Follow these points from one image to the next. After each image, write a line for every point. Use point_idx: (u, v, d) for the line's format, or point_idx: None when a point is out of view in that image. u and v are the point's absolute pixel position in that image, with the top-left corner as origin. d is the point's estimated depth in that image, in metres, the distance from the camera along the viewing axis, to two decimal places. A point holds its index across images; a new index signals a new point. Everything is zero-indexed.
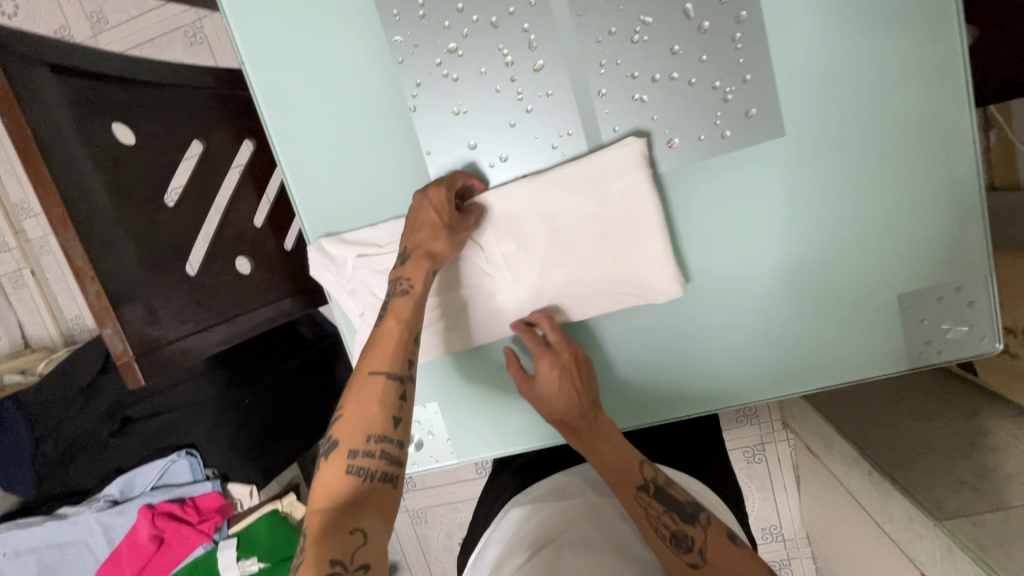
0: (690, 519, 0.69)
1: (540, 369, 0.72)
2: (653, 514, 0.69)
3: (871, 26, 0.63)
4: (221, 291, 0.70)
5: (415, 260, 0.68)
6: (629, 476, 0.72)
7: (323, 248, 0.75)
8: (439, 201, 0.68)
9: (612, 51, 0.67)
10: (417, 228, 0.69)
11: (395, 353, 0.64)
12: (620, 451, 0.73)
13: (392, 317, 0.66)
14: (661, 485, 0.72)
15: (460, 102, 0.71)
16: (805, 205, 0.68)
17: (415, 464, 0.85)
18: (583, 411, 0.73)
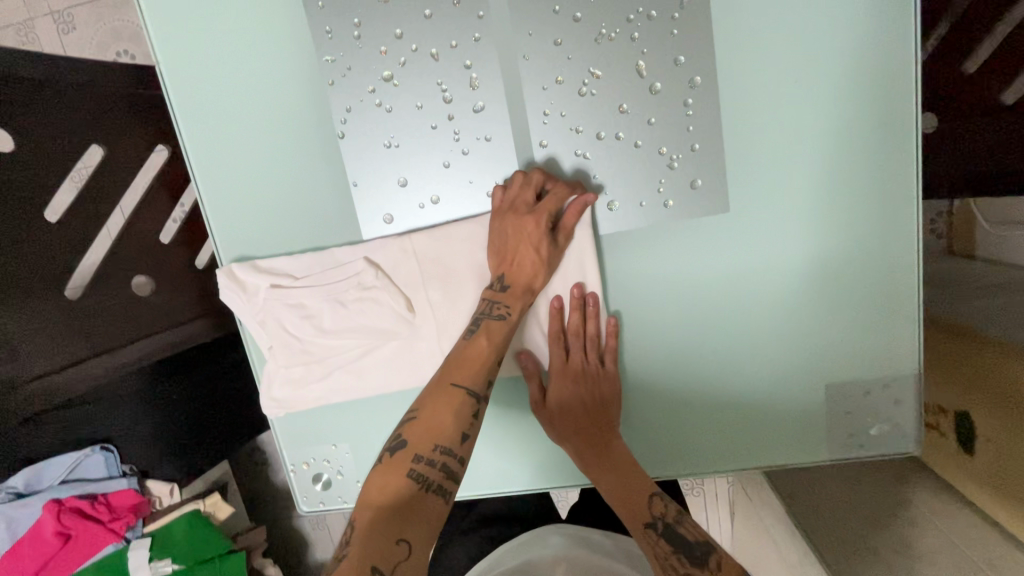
0: (699, 562, 0.59)
1: (552, 394, 0.68)
2: (661, 554, 0.61)
3: (823, 110, 0.60)
4: (107, 317, 0.71)
5: (519, 293, 0.63)
6: (633, 513, 0.64)
7: (233, 273, 0.70)
8: (537, 237, 0.62)
9: (557, 101, 0.62)
10: (514, 255, 0.63)
11: (481, 369, 0.60)
12: (631, 486, 0.65)
13: (484, 336, 0.61)
14: (673, 523, 0.63)
15: (393, 135, 0.66)
16: (743, 285, 0.65)
17: (323, 502, 0.80)
18: (597, 433, 0.67)
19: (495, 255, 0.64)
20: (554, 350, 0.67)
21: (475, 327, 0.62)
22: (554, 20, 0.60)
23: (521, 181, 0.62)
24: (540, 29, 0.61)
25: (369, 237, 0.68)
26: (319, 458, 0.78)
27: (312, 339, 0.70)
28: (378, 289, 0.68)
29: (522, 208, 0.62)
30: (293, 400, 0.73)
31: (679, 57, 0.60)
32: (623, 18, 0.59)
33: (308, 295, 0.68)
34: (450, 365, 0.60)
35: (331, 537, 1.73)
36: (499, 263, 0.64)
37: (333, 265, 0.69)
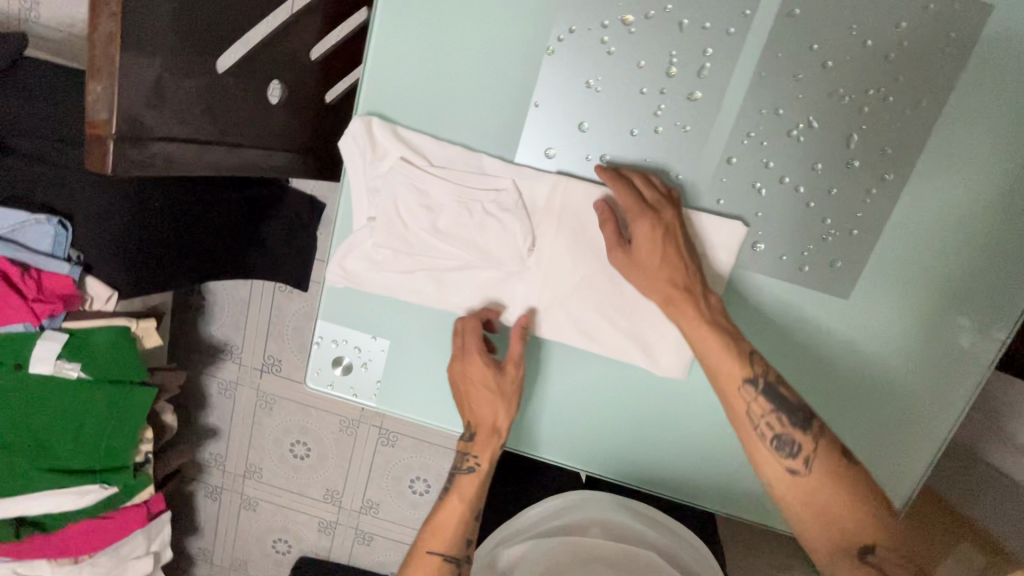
0: (801, 426, 0.58)
1: (639, 235, 0.61)
2: (755, 413, 0.59)
3: (969, 255, 0.64)
4: (240, 106, 0.59)
5: (488, 438, 0.68)
6: (727, 371, 0.60)
7: (369, 127, 0.64)
8: (488, 383, 0.66)
9: (765, 129, 0.63)
10: (481, 409, 0.67)
11: (454, 534, 0.67)
12: (727, 345, 0.60)
13: (455, 496, 0.68)
14: (773, 381, 0.60)
15: (598, 78, 0.63)
16: (821, 368, 0.69)
17: (331, 386, 0.76)
18: (685, 276, 0.61)
19: (462, 410, 0.69)
20: (630, 197, 0.61)
21: (449, 485, 0.69)
22: (804, 55, 0.60)
23: (459, 371, 0.67)
24: (789, 55, 0.60)
25: (522, 161, 0.65)
26: (349, 342, 0.74)
27: (418, 231, 0.66)
28: (512, 214, 0.65)
29: (483, 371, 0.65)
30: (362, 278, 0.69)
31: (887, 148, 0.62)
32: (863, 87, 0.61)
33: (438, 186, 0.64)
34: (429, 526, 0.68)
35: (233, 408, 1.64)
36: (471, 415, 0.68)
37: (475, 170, 0.65)
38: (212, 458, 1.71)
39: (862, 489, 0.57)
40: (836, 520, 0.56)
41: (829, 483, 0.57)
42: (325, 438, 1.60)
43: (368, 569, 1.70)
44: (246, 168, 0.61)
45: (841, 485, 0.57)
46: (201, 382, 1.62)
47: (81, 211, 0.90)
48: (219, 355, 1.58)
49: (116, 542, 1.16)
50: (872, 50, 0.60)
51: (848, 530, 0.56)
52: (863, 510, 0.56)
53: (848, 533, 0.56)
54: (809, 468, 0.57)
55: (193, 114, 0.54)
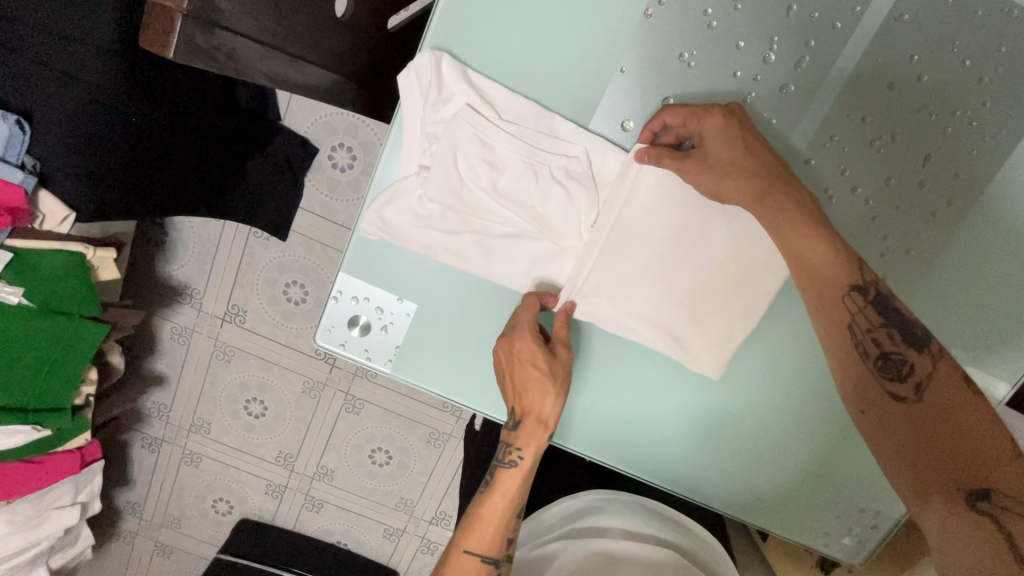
0: (915, 346, 0.51)
1: (704, 131, 0.56)
2: (858, 327, 0.53)
3: (1005, 288, 0.66)
4: (305, 16, 0.56)
5: (533, 428, 0.63)
6: (834, 278, 0.54)
7: (437, 64, 0.57)
8: (536, 360, 0.61)
9: (850, 134, 0.61)
10: (532, 397, 0.62)
11: (495, 533, 0.62)
12: (834, 251, 0.54)
13: (496, 494, 0.63)
14: (886, 293, 0.54)
15: (693, 51, 0.58)
16: None
17: (342, 345, 0.69)
18: (771, 166, 0.56)
19: (510, 396, 0.64)
20: (679, 114, 0.57)
21: (490, 484, 0.64)
22: (903, 64, 0.59)
23: (506, 352, 0.63)
24: (889, 62, 0.59)
25: (596, 129, 0.61)
26: (370, 301, 0.67)
27: (475, 189, 0.60)
28: (581, 185, 0.60)
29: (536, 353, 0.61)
30: (402, 232, 0.62)
31: (957, 173, 0.62)
32: (950, 108, 0.60)
33: (505, 142, 0.58)
34: (472, 527, 0.62)
35: (187, 355, 1.46)
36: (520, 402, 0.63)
37: (547, 131, 0.59)
38: (155, 407, 1.53)
39: (986, 423, 0.47)
40: (943, 457, 0.46)
41: (952, 410, 0.48)
42: (284, 398, 1.49)
43: (312, 537, 1.63)
44: (305, 86, 0.58)
45: (960, 415, 0.47)
46: (151, 325, 1.43)
47: (50, 102, 0.68)
48: (175, 298, 1.40)
49: (43, 489, 1.03)
50: (965, 72, 0.59)
51: (964, 469, 0.45)
52: (989, 450, 0.45)
53: (964, 471, 0.45)
54: (921, 397, 0.50)
55: (260, 10, 0.51)
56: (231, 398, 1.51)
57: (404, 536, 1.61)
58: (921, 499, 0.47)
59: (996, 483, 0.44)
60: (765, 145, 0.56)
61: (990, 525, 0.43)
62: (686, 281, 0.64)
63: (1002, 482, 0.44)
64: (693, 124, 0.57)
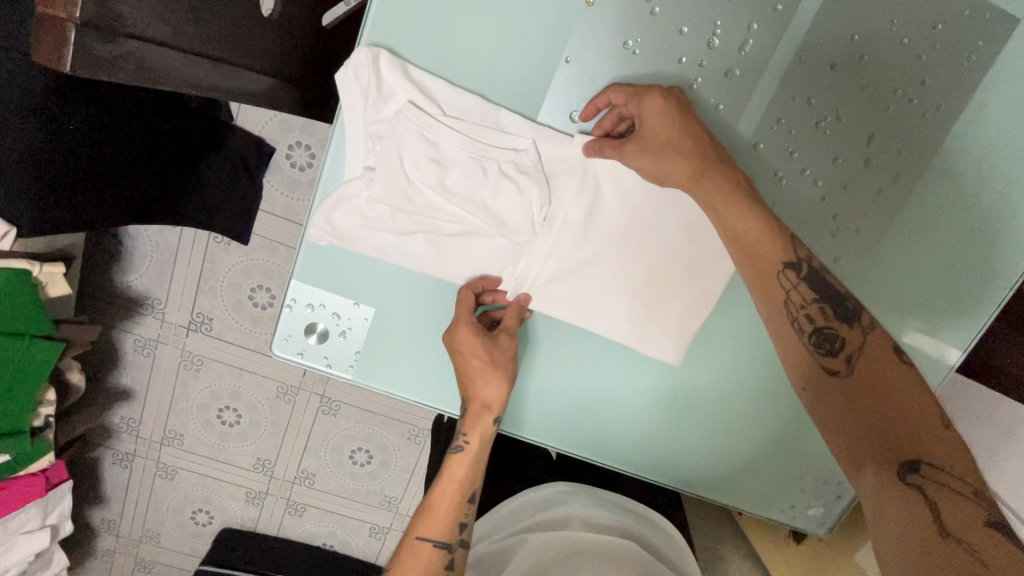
0: (848, 319, 0.51)
1: (643, 112, 0.56)
2: (793, 302, 0.53)
3: (951, 260, 0.68)
4: (226, 16, 0.53)
5: (477, 412, 0.65)
6: (767, 253, 0.54)
7: (375, 62, 0.55)
8: (473, 346, 0.62)
9: (795, 117, 0.61)
10: (476, 384, 0.63)
11: (447, 516, 0.63)
12: (765, 227, 0.54)
13: (446, 479, 0.65)
14: (818, 268, 0.53)
15: (637, 39, 0.58)
16: None
17: (300, 354, 0.68)
18: (708, 140, 0.55)
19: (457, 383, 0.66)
20: (618, 93, 0.57)
21: (444, 471, 0.65)
22: (843, 44, 0.59)
23: (448, 343, 0.63)
24: (831, 43, 0.59)
25: (544, 122, 0.60)
26: (326, 307, 0.66)
27: (423, 189, 0.59)
28: (531, 180, 0.59)
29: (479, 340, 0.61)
30: (352, 236, 0.61)
31: (901, 151, 0.63)
32: (892, 86, 0.61)
33: (450, 140, 0.57)
34: (424, 513, 0.63)
35: (153, 367, 1.42)
36: (474, 389, 0.64)
37: (493, 125, 0.58)
38: (123, 422, 1.49)
39: (913, 393, 0.46)
40: (877, 431, 0.46)
41: (885, 379, 0.48)
42: (258, 405, 1.47)
43: (297, 541, 1.61)
44: (237, 91, 0.56)
45: (889, 388, 0.47)
46: (113, 339, 1.38)
47: None
48: (134, 310, 1.35)
49: (8, 516, 1.00)
50: (904, 50, 0.60)
51: (893, 441, 0.45)
52: (919, 423, 0.45)
53: (892, 442, 0.45)
54: (853, 368, 0.49)
55: (175, 16, 0.48)
56: (202, 409, 1.48)
57: (390, 534, 1.60)
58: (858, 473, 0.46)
59: (924, 456, 0.43)
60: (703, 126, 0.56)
61: (917, 496, 0.42)
62: (638, 271, 0.64)
63: (930, 452, 0.43)
64: (634, 103, 0.56)
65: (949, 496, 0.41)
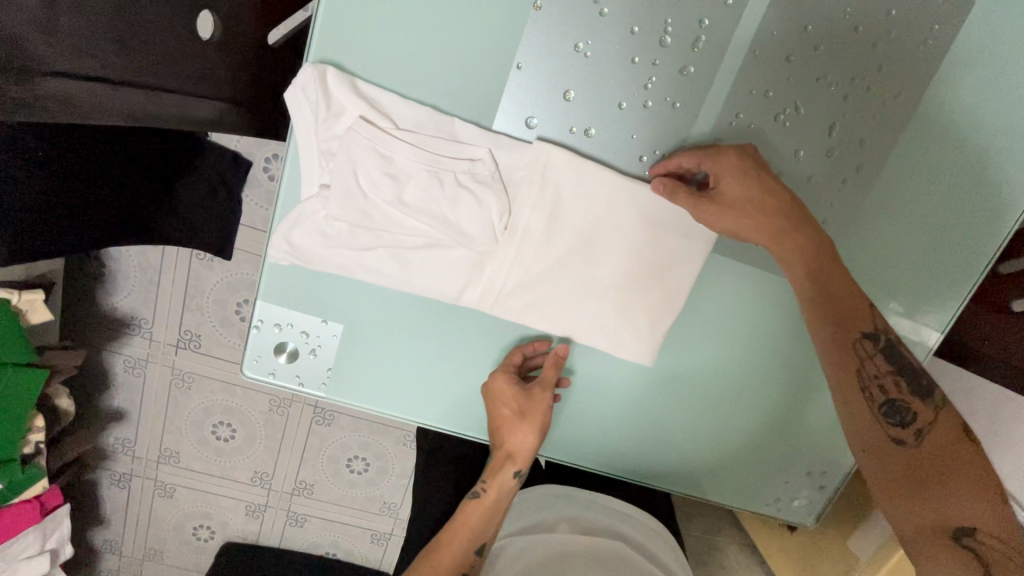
0: (924, 395, 0.58)
1: (719, 172, 0.59)
2: (868, 373, 0.59)
3: (922, 245, 0.68)
4: (159, 41, 0.52)
5: (501, 460, 0.71)
6: (846, 326, 0.60)
7: (323, 79, 0.54)
8: (507, 396, 0.67)
9: (753, 111, 0.60)
10: (506, 434, 0.69)
11: (456, 561, 0.68)
12: (844, 300, 0.60)
13: (460, 523, 0.70)
14: (894, 343, 0.60)
15: (588, 41, 0.57)
16: (778, 351, 0.71)
17: (272, 374, 0.68)
18: (783, 205, 0.59)
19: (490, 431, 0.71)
20: (698, 154, 0.59)
21: (457, 516, 0.70)
22: (798, 35, 0.58)
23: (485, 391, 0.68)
24: (784, 35, 0.58)
25: (499, 129, 0.59)
26: (295, 326, 0.65)
27: (381, 204, 0.58)
28: (489, 189, 0.58)
29: (510, 393, 0.66)
30: (313, 255, 0.60)
31: (863, 139, 0.62)
32: (850, 75, 0.60)
33: (404, 153, 0.57)
34: (434, 552, 0.68)
35: (145, 387, 1.42)
36: (503, 440, 0.69)
37: (447, 136, 0.58)
38: (119, 443, 1.49)
39: (970, 469, 0.55)
40: (937, 497, 0.55)
41: (948, 455, 0.56)
42: (252, 419, 1.47)
43: (300, 551, 1.61)
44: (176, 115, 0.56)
45: (954, 462, 0.56)
46: (102, 361, 1.38)
47: None
48: (121, 331, 1.35)
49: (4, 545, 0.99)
50: (859, 38, 0.59)
51: (947, 509, 0.54)
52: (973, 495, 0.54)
53: (947, 511, 0.54)
54: (920, 440, 0.57)
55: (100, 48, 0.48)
56: (195, 426, 1.47)
57: (393, 539, 1.60)
58: (915, 533, 0.56)
59: (980, 524, 0.53)
60: (779, 187, 0.59)
61: (970, 557, 0.52)
62: (605, 275, 0.64)
63: (984, 521, 0.53)
64: (712, 164, 0.59)
65: (1001, 560, 0.52)
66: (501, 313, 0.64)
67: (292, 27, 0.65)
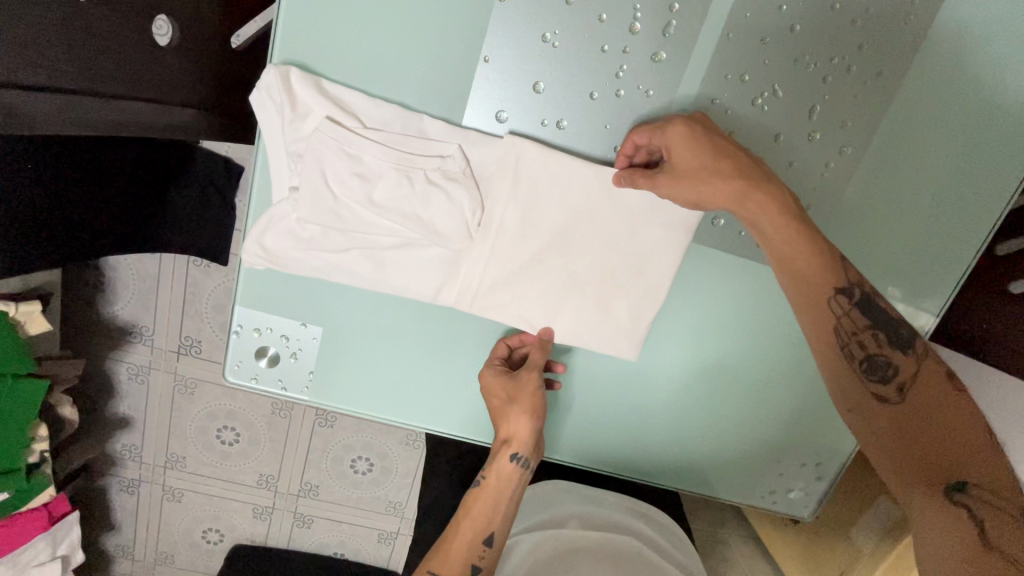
0: (902, 347, 0.54)
1: (670, 144, 0.56)
2: (843, 330, 0.55)
3: (912, 227, 0.66)
4: (110, 51, 0.52)
5: (501, 447, 0.66)
6: (818, 279, 0.55)
7: (287, 80, 0.54)
8: (495, 383, 0.65)
9: (730, 96, 0.59)
10: (501, 419, 0.65)
11: (462, 558, 0.61)
12: (816, 250, 0.55)
13: (466, 517, 0.64)
14: (868, 294, 0.55)
15: (555, 31, 0.56)
16: (767, 341, 0.70)
17: (255, 379, 0.67)
18: (743, 164, 0.55)
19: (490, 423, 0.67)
20: (643, 133, 0.57)
21: (461, 511, 0.65)
22: (773, 16, 0.57)
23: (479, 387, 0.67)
24: (758, 16, 0.57)
25: (469, 125, 0.58)
26: (274, 330, 0.65)
27: (351, 205, 0.57)
28: (460, 186, 0.58)
29: (494, 375, 0.65)
30: (287, 258, 0.60)
31: (846, 121, 0.61)
32: (829, 55, 0.58)
33: (372, 153, 0.56)
34: (439, 550, 0.63)
35: (148, 394, 1.43)
36: (501, 425, 0.66)
37: (417, 133, 0.57)
38: (125, 449, 1.50)
39: (960, 418, 0.51)
40: (927, 453, 0.50)
41: (935, 407, 0.52)
42: (254, 422, 1.47)
43: (308, 552, 1.62)
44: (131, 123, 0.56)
45: (942, 411, 0.51)
46: (105, 369, 1.40)
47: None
48: (121, 339, 1.36)
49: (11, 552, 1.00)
50: (838, 16, 0.57)
51: (939, 463, 0.50)
52: (960, 447, 0.49)
53: (937, 466, 0.50)
54: (904, 394, 0.53)
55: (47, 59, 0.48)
56: (199, 431, 1.48)
57: (399, 539, 1.61)
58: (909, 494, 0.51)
59: (970, 475, 0.49)
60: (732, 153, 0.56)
61: (963, 511, 0.48)
62: (583, 269, 0.63)
63: (972, 467, 0.49)
64: (659, 138, 0.56)
65: (996, 516, 0.46)
66: (479, 311, 0.63)
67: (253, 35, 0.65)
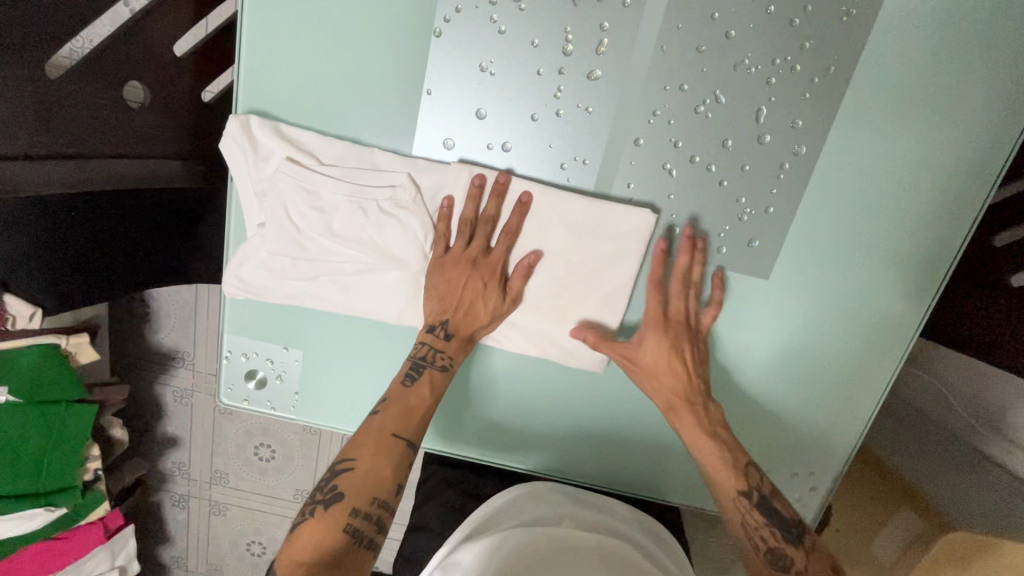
0: (795, 539, 0.57)
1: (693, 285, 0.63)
2: (748, 522, 0.58)
3: (889, 222, 0.63)
4: (85, 118, 0.62)
5: (462, 343, 0.64)
6: (722, 479, 0.60)
7: (248, 127, 0.59)
8: (481, 290, 0.62)
9: (670, 106, 0.59)
10: (472, 311, 0.63)
11: (384, 468, 0.57)
12: (720, 454, 0.61)
13: (400, 406, 0.60)
14: (768, 496, 0.59)
15: (491, 59, 0.59)
16: (743, 348, 0.68)
17: (247, 401, 0.73)
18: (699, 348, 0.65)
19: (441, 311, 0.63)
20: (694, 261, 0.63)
21: (383, 401, 0.61)
22: (706, 26, 0.57)
23: (443, 272, 0.62)
24: (690, 27, 0.57)
25: (419, 154, 0.61)
26: (261, 354, 0.70)
27: (314, 235, 0.62)
28: (410, 212, 0.61)
29: (464, 261, 0.62)
30: (262, 288, 0.65)
31: (797, 121, 0.59)
32: (769, 58, 0.58)
33: (329, 187, 0.60)
34: (354, 442, 0.58)
35: (191, 414, 1.55)
36: (463, 328, 0.63)
37: (369, 166, 0.61)
38: (175, 467, 1.62)
39: None
40: None
41: None
42: (289, 439, 1.53)
43: None
44: (113, 176, 0.65)
45: None
46: (152, 393, 1.52)
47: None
48: (164, 365, 1.48)
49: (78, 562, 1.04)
50: (774, 18, 0.57)
51: None
52: None
53: None
54: None
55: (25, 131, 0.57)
56: (236, 450, 1.57)
57: None
58: None
59: None
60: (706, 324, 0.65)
61: None
62: (540, 283, 0.65)
63: None
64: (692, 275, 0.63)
65: None
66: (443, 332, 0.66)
67: (222, 89, 0.75)
